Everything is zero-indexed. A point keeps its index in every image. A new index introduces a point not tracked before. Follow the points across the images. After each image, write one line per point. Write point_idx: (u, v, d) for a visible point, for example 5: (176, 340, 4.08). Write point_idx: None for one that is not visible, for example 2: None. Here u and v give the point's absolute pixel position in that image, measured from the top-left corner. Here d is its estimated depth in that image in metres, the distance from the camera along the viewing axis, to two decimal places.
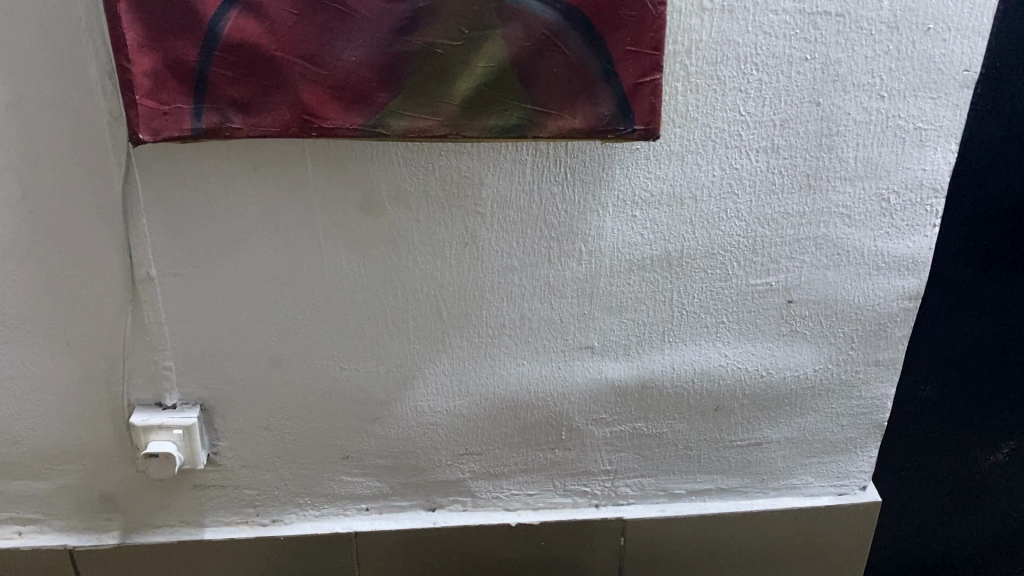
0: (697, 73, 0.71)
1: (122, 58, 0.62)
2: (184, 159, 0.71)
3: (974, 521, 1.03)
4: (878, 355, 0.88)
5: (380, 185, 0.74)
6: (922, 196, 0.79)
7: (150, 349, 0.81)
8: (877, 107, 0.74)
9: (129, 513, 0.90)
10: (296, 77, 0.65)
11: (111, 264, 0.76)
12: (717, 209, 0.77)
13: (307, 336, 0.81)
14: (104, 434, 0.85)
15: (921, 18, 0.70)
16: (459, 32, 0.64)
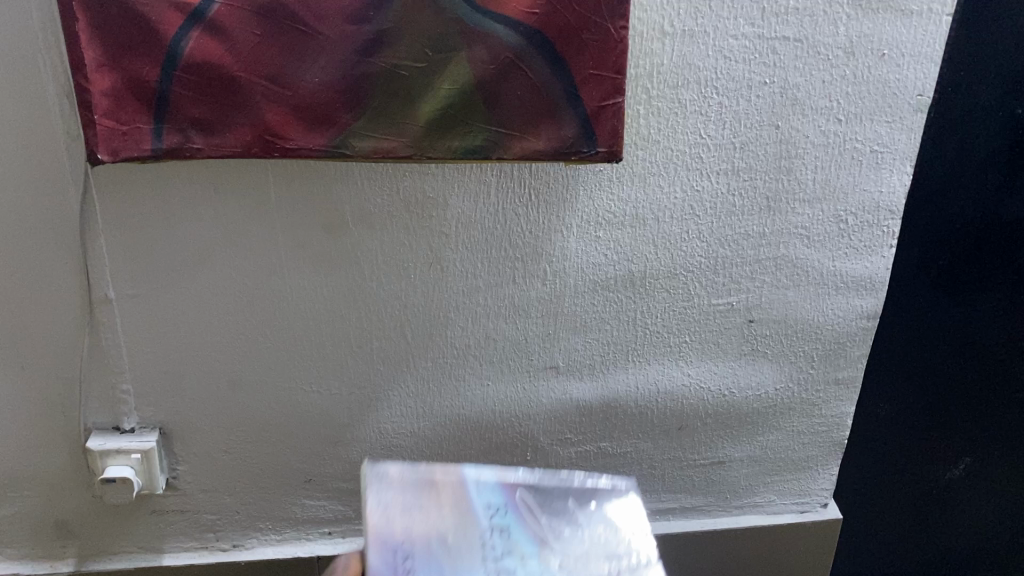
0: (659, 97, 0.71)
1: (80, 77, 0.61)
2: (144, 180, 0.70)
3: (936, 536, 1.04)
4: (837, 374, 0.89)
5: (344, 206, 0.74)
6: (880, 218, 0.80)
7: (109, 372, 0.79)
8: (835, 130, 0.75)
9: (85, 539, 0.88)
10: (259, 97, 0.64)
11: (68, 286, 0.75)
12: (679, 230, 0.78)
13: (269, 358, 0.81)
14: (59, 459, 0.83)
15: (877, 44, 0.71)
16: (423, 54, 0.65)
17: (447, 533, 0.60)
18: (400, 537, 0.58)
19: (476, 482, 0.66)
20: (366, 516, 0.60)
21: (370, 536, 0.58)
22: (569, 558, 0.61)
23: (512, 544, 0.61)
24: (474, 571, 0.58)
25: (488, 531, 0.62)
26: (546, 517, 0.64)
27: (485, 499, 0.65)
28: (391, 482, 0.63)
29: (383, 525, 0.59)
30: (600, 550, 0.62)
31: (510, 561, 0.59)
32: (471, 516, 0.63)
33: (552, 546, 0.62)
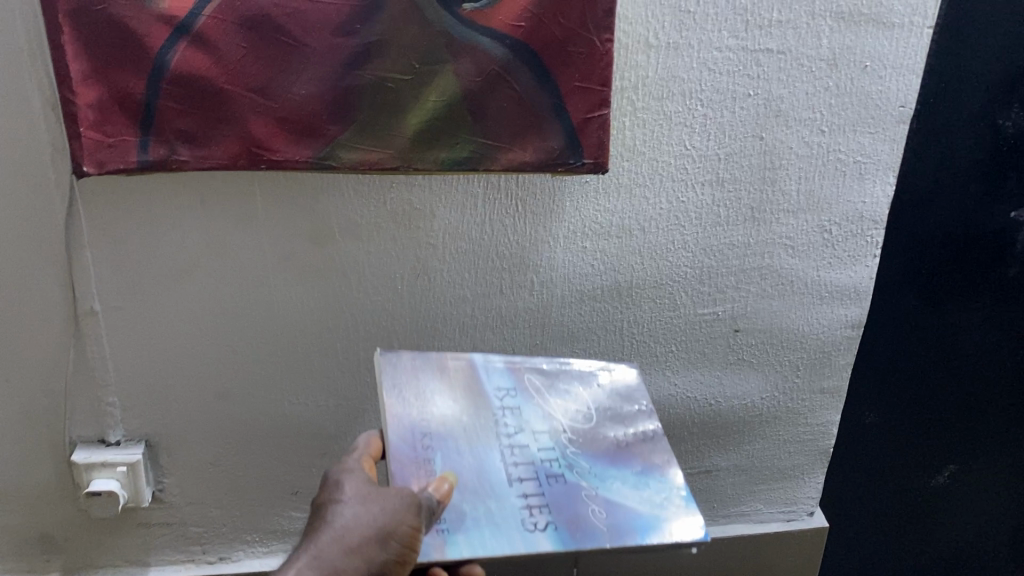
0: (644, 108, 0.72)
1: (66, 90, 0.61)
2: (130, 193, 0.70)
3: (923, 544, 1.05)
4: (823, 383, 0.89)
5: (331, 218, 0.74)
6: (864, 228, 0.81)
7: (94, 385, 0.79)
8: (818, 141, 0.76)
9: (69, 553, 0.88)
10: (245, 109, 0.64)
11: (53, 298, 0.74)
12: (665, 240, 0.79)
13: (256, 369, 0.80)
14: (43, 473, 0.83)
15: (859, 56, 0.72)
16: (410, 67, 0.65)
17: (462, 413, 0.63)
18: (420, 418, 0.61)
19: (486, 363, 0.67)
20: (388, 396, 0.61)
21: (394, 417, 0.60)
22: (577, 434, 0.65)
23: (525, 423, 0.64)
24: (491, 449, 0.61)
25: (501, 411, 0.64)
26: (552, 398, 0.67)
27: (494, 381, 0.66)
28: (408, 368, 0.63)
29: (403, 405, 0.61)
30: (603, 426, 0.66)
31: (524, 439, 0.63)
32: (485, 396, 0.65)
33: (560, 425, 0.65)
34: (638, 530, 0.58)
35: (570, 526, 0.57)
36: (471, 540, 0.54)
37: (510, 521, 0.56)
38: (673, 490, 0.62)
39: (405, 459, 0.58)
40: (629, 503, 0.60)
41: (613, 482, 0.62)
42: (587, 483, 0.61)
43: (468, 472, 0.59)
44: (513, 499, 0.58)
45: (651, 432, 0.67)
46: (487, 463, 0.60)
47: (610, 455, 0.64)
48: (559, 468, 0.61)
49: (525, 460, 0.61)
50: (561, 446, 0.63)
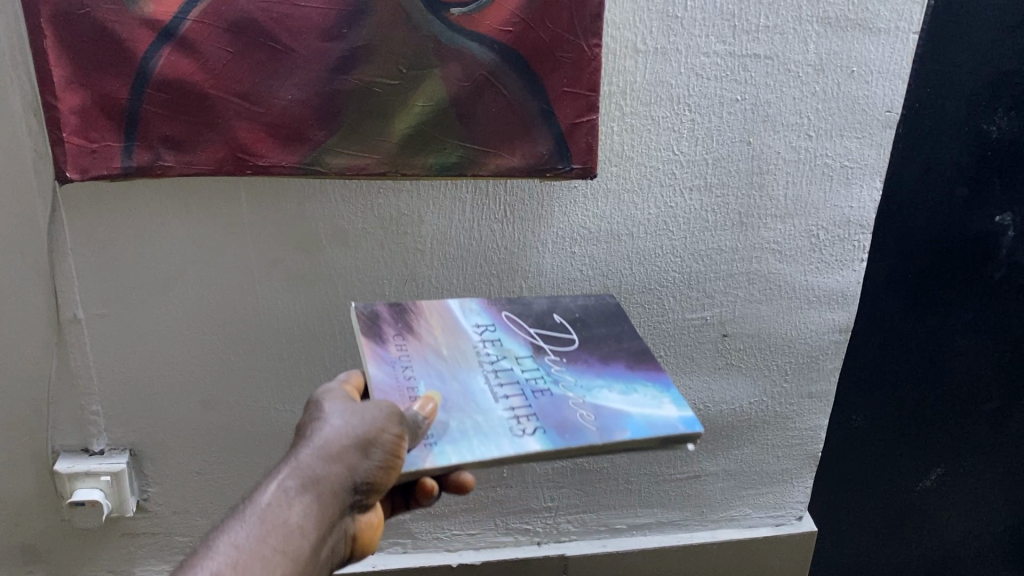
0: (632, 113, 0.72)
1: (48, 95, 0.61)
2: (113, 198, 0.70)
3: (911, 545, 1.05)
4: (810, 387, 0.90)
5: (318, 223, 0.73)
6: (851, 232, 0.81)
7: (77, 393, 0.78)
8: (806, 145, 0.76)
9: (52, 564, 0.87)
10: (231, 115, 0.64)
11: (36, 306, 0.73)
12: (653, 245, 0.78)
13: (242, 376, 0.80)
14: (26, 483, 0.81)
15: (846, 61, 0.72)
16: (397, 71, 0.65)
17: (441, 347, 0.61)
18: (399, 353, 0.59)
19: (462, 306, 0.67)
20: (364, 335, 0.60)
21: (373, 353, 0.58)
22: (561, 355, 0.63)
23: (506, 352, 0.62)
24: (475, 374, 0.59)
25: (481, 343, 0.62)
26: (533, 327, 0.65)
27: (472, 319, 0.65)
28: (383, 316, 0.63)
29: (380, 343, 0.60)
30: (587, 346, 0.64)
31: (507, 364, 0.61)
32: (463, 333, 0.63)
33: (543, 348, 0.63)
34: (631, 427, 0.55)
35: (560, 429, 0.54)
36: (457, 447, 0.52)
37: (498, 429, 0.54)
38: (660, 394, 0.59)
39: (386, 385, 0.56)
40: (618, 406, 0.57)
41: (601, 390, 0.59)
42: (574, 393, 0.58)
43: (451, 393, 0.57)
44: (500, 413, 0.55)
45: (637, 346, 0.65)
46: (471, 385, 0.58)
47: (596, 369, 0.61)
48: (544, 384, 0.59)
49: (509, 380, 0.59)
50: (545, 366, 0.61)
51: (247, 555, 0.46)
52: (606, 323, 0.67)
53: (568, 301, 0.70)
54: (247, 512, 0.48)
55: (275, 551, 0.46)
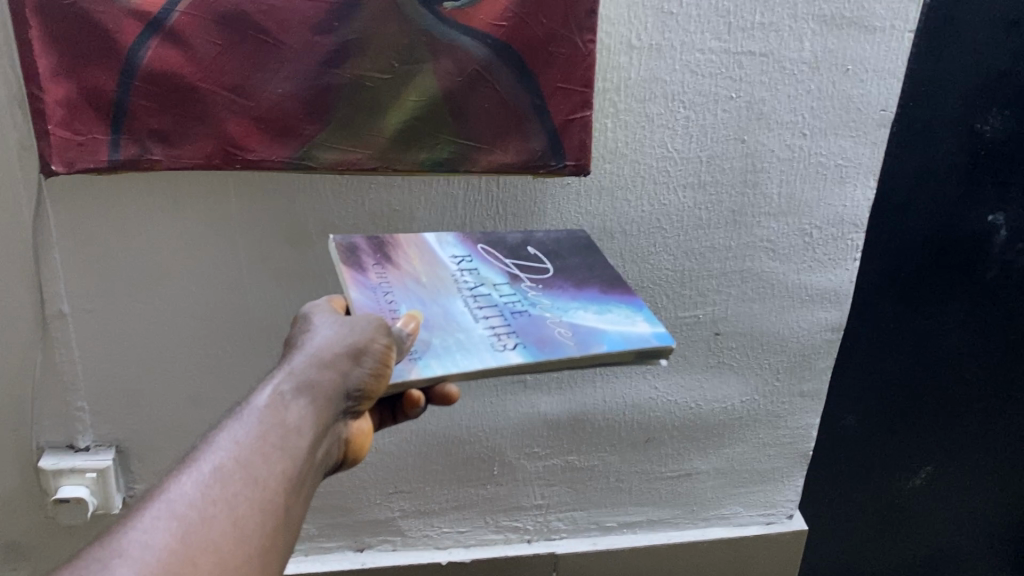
0: (626, 110, 0.71)
1: (34, 87, 0.59)
2: (100, 190, 0.68)
3: (900, 544, 1.05)
4: (802, 386, 0.89)
5: (309, 218, 0.73)
6: (844, 232, 0.80)
7: (62, 389, 0.77)
8: (800, 144, 0.75)
9: (37, 562, 0.86)
10: (220, 108, 0.63)
11: (20, 300, 0.72)
12: (646, 243, 0.78)
13: (230, 373, 0.79)
14: (10, 480, 0.80)
15: (841, 59, 0.72)
16: (389, 66, 0.64)
17: (420, 275, 0.60)
18: (379, 279, 0.58)
19: (438, 239, 0.66)
20: (344, 264, 0.59)
21: (354, 278, 0.57)
22: (538, 281, 0.63)
23: (483, 279, 0.62)
24: (454, 298, 0.59)
25: (459, 272, 0.62)
26: (509, 257, 0.65)
27: (449, 250, 0.64)
28: (360, 246, 0.62)
29: (360, 270, 0.59)
30: (562, 274, 0.64)
31: (485, 289, 0.60)
32: (440, 262, 0.63)
33: (519, 276, 0.63)
34: (607, 342, 0.55)
35: (540, 344, 0.54)
36: (442, 360, 0.52)
37: (481, 345, 0.53)
38: (634, 314, 0.59)
39: (369, 307, 0.55)
40: (594, 324, 0.57)
41: (576, 311, 0.59)
42: (551, 314, 0.58)
43: (432, 314, 0.56)
44: (481, 331, 0.55)
45: (610, 274, 0.65)
46: (452, 308, 0.57)
47: (571, 293, 0.61)
48: (522, 306, 0.59)
49: (488, 303, 0.59)
50: (521, 291, 0.61)
51: (246, 451, 0.43)
52: (580, 254, 0.67)
53: (541, 235, 0.69)
54: (242, 415, 0.45)
55: (274, 448, 0.44)
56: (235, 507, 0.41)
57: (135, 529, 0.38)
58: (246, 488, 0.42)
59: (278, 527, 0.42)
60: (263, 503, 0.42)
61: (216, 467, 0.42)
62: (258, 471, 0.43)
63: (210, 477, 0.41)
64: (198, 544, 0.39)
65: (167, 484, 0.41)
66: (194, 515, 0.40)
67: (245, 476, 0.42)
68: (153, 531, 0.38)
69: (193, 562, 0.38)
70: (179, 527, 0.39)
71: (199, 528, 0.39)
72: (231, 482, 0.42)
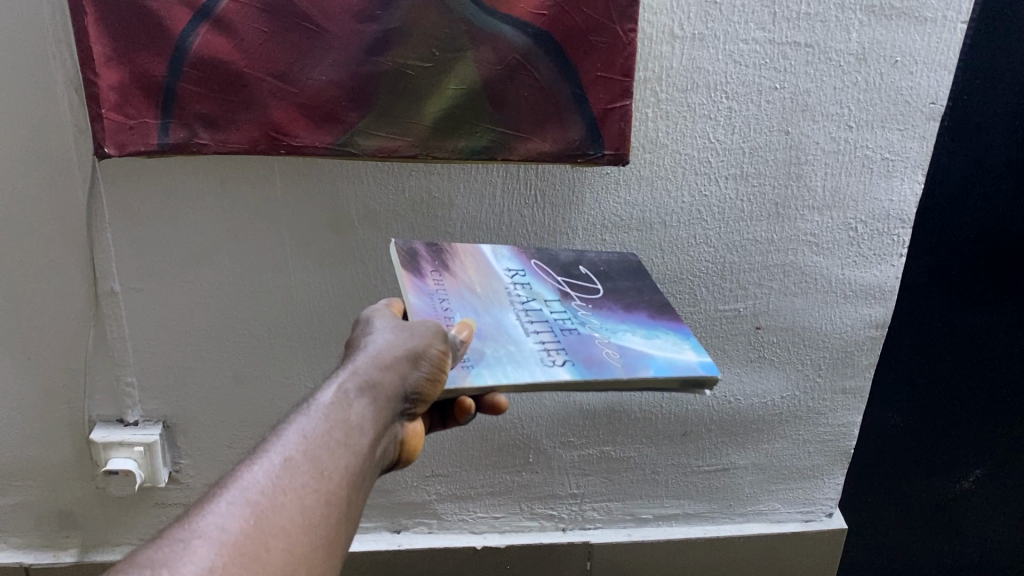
0: (668, 100, 0.71)
1: (88, 72, 0.61)
2: (151, 173, 0.70)
3: (945, 547, 1.02)
4: (844, 383, 0.88)
5: (350, 204, 0.74)
6: (890, 227, 0.79)
7: (114, 365, 0.80)
8: (846, 136, 0.74)
9: (87, 529, 0.89)
10: (265, 94, 0.64)
11: (75, 277, 0.75)
12: (686, 235, 0.77)
13: (271, 353, 0.81)
14: (63, 450, 0.84)
15: (890, 51, 0.70)
16: (430, 54, 0.64)
17: (475, 285, 0.61)
18: (436, 286, 0.59)
19: (494, 251, 0.66)
20: (403, 268, 0.59)
21: (413, 283, 0.58)
22: (588, 301, 0.63)
23: (535, 294, 0.62)
24: (507, 311, 0.59)
25: (512, 286, 0.62)
26: (561, 275, 0.65)
27: (504, 264, 0.65)
28: (421, 253, 0.63)
29: (419, 276, 0.59)
30: (612, 296, 0.64)
31: (537, 305, 0.61)
32: (494, 275, 0.63)
33: (571, 295, 0.63)
34: (654, 366, 0.55)
35: (588, 363, 0.54)
36: (493, 370, 0.52)
37: (530, 358, 0.54)
38: (684, 342, 0.59)
39: (425, 313, 0.55)
40: (641, 348, 0.57)
41: (625, 333, 0.59)
42: (600, 334, 0.58)
43: (485, 324, 0.57)
44: (531, 345, 0.55)
45: (660, 299, 0.65)
46: (503, 321, 0.58)
47: (620, 316, 0.61)
48: (572, 324, 0.59)
49: (539, 319, 0.59)
50: (572, 310, 0.61)
51: (314, 445, 0.43)
52: (630, 277, 0.68)
53: (593, 256, 0.70)
54: (308, 411, 0.45)
55: (340, 445, 0.44)
56: (303, 498, 0.41)
57: (212, 513, 0.39)
58: (313, 481, 0.42)
59: (341, 521, 0.42)
60: (328, 496, 0.42)
61: (287, 458, 0.42)
62: (324, 466, 0.42)
63: (281, 467, 0.42)
64: (269, 529, 0.39)
65: (238, 472, 0.41)
66: (266, 503, 0.40)
67: (314, 469, 0.42)
68: (228, 515, 0.39)
69: (265, 546, 0.38)
70: (252, 512, 0.39)
71: (271, 514, 0.40)
72: (299, 473, 0.42)
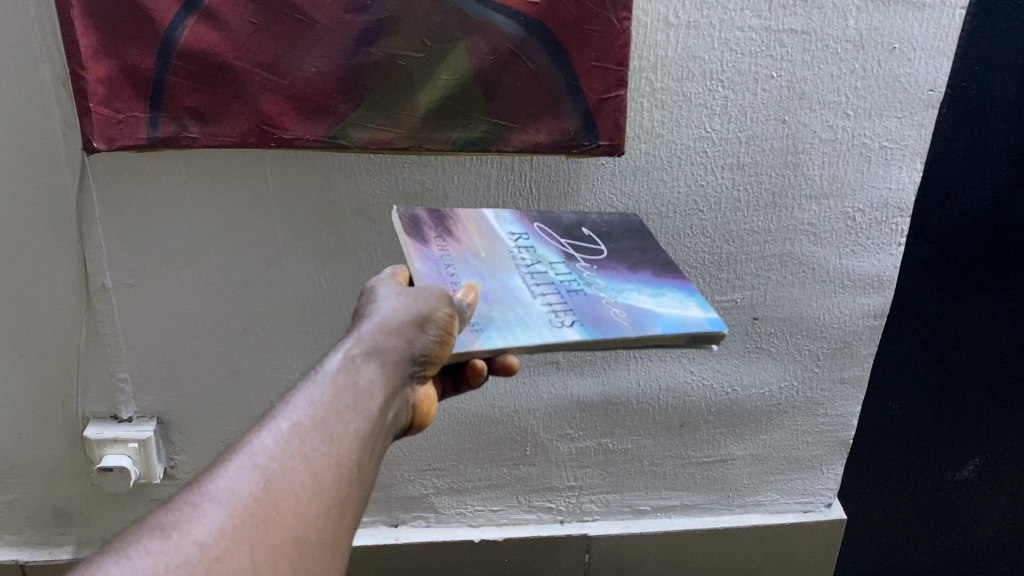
0: (663, 89, 0.70)
1: (75, 65, 0.60)
2: (142, 168, 0.70)
3: (947, 536, 1.02)
4: (843, 373, 0.87)
5: (342, 197, 0.73)
6: (888, 216, 0.78)
7: (107, 361, 0.79)
8: (843, 125, 0.73)
9: (82, 527, 0.89)
10: (255, 86, 0.63)
11: (66, 273, 0.74)
12: (683, 225, 0.77)
13: (266, 349, 0.80)
14: (56, 446, 0.83)
15: (888, 37, 0.69)
16: (422, 44, 0.63)
17: (479, 250, 0.60)
18: (440, 252, 0.58)
19: (496, 214, 0.66)
20: (406, 235, 0.59)
21: (417, 250, 0.57)
22: (593, 262, 0.62)
23: (540, 257, 0.61)
24: (512, 274, 0.58)
25: (516, 249, 0.61)
26: (565, 237, 0.64)
27: (507, 227, 0.64)
28: (422, 218, 0.62)
29: (423, 242, 0.58)
30: (617, 255, 0.64)
31: (542, 268, 0.60)
32: (498, 239, 0.62)
33: (575, 256, 0.62)
34: (661, 325, 0.54)
35: (597, 323, 0.53)
36: (504, 333, 0.51)
37: (540, 321, 0.53)
38: (690, 300, 0.58)
39: (432, 279, 0.55)
40: (647, 307, 0.56)
41: (631, 293, 0.58)
42: (606, 294, 0.57)
43: (491, 288, 0.56)
44: (538, 308, 0.55)
45: (664, 258, 0.64)
46: (509, 284, 0.57)
47: (626, 275, 0.61)
48: (578, 285, 0.58)
49: (545, 281, 0.58)
50: (577, 271, 0.60)
51: (321, 409, 0.43)
52: (631, 236, 0.67)
53: (595, 216, 0.69)
54: (315, 378, 0.45)
55: (348, 409, 0.43)
56: (314, 462, 0.40)
57: (221, 478, 0.38)
58: (322, 445, 0.41)
59: (352, 484, 0.42)
60: (339, 459, 0.41)
61: (295, 423, 0.42)
62: (333, 431, 0.42)
63: (290, 433, 0.41)
64: (280, 492, 0.38)
65: (248, 439, 0.41)
66: (276, 466, 0.39)
67: (323, 433, 0.42)
68: (238, 479, 0.38)
69: (276, 508, 0.38)
70: (261, 477, 0.39)
71: (281, 477, 0.39)
72: (309, 437, 0.41)
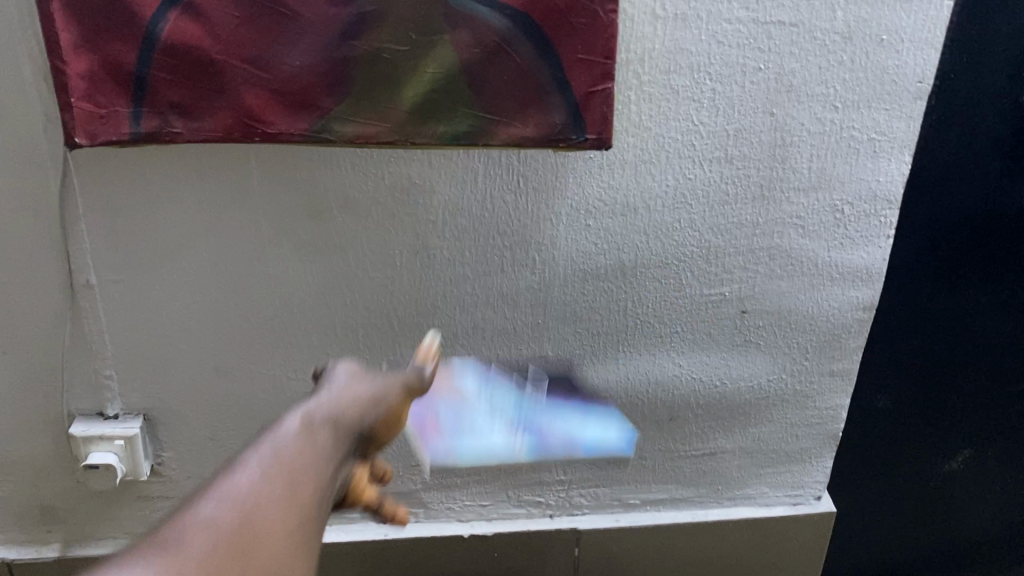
0: (650, 82, 0.69)
1: (56, 59, 0.60)
2: (125, 163, 0.69)
3: (935, 527, 1.02)
4: (832, 365, 0.87)
5: (327, 192, 0.72)
6: (876, 208, 0.78)
7: (92, 358, 0.78)
8: (831, 117, 0.73)
9: (69, 525, 0.88)
10: (238, 80, 0.62)
11: (50, 269, 0.73)
12: (671, 219, 0.76)
13: (252, 345, 0.79)
14: (42, 444, 0.82)
15: (876, 29, 0.69)
16: (407, 37, 0.63)
17: None
18: None
19: None
20: None
21: None
22: None
23: None
24: None
25: None
26: None
27: None
28: None
29: None
30: None
31: None
32: None
33: None
34: None
35: None
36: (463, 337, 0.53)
37: None
38: None
39: None
40: None
41: None
42: None
43: None
44: None
45: None
46: None
47: None
48: None
49: None
50: None
51: (294, 445, 0.39)
52: None
53: None
54: (268, 436, 0.39)
55: (314, 460, 0.39)
56: (283, 507, 0.36)
57: (189, 518, 0.34)
58: (293, 488, 0.37)
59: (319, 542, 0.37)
60: (306, 506, 0.37)
61: (263, 464, 0.37)
62: (302, 478, 0.37)
63: (262, 471, 0.36)
64: (254, 534, 0.34)
65: (216, 481, 0.36)
66: (250, 503, 0.35)
67: (292, 479, 0.37)
68: (214, 513, 0.34)
69: (249, 551, 0.34)
70: (239, 510, 0.34)
71: (255, 517, 0.35)
72: (276, 478, 0.36)
